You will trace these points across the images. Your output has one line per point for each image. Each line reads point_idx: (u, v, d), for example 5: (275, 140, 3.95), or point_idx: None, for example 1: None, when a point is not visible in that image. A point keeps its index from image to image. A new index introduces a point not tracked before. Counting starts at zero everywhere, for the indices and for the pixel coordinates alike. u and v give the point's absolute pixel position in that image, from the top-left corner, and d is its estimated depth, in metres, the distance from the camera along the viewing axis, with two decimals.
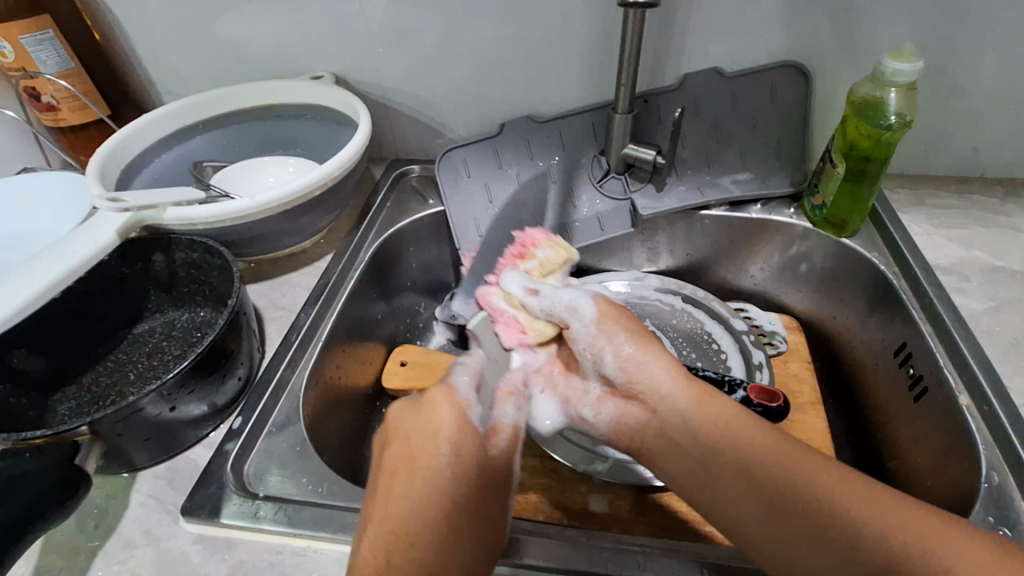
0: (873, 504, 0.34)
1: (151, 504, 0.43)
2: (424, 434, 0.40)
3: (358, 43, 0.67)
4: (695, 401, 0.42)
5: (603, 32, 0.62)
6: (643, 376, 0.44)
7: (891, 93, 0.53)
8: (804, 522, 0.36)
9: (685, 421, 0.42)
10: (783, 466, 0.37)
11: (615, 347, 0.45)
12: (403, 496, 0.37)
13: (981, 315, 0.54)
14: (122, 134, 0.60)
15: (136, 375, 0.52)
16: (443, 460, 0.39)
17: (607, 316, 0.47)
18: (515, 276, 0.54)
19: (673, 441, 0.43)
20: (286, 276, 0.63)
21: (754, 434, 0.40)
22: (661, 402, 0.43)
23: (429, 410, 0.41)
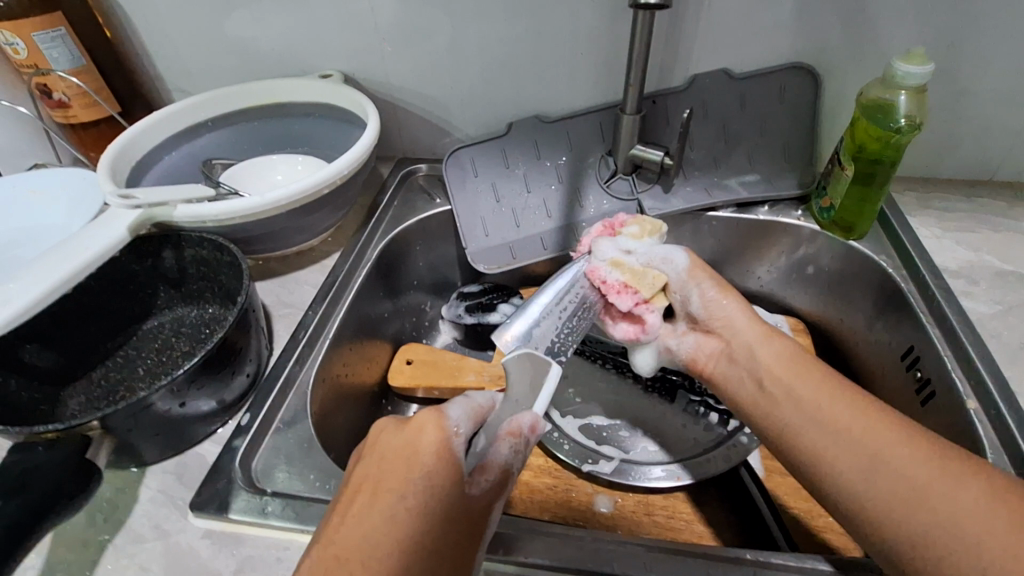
0: (911, 450, 0.36)
1: (160, 499, 0.43)
2: (406, 456, 0.38)
3: (367, 41, 0.67)
4: (762, 336, 0.46)
5: (612, 33, 0.62)
6: (731, 312, 0.48)
7: (901, 95, 0.52)
8: (863, 467, 0.37)
9: (750, 351, 0.46)
10: (827, 408, 0.40)
11: (703, 289, 0.49)
12: (365, 513, 0.35)
13: (989, 319, 0.54)
14: (133, 131, 0.61)
15: (145, 371, 0.53)
16: (418, 483, 0.36)
17: (697, 266, 0.50)
18: (606, 243, 0.52)
19: (736, 368, 0.47)
20: (294, 273, 0.63)
21: (808, 377, 0.42)
22: (737, 335, 0.47)
23: (414, 430, 0.39)
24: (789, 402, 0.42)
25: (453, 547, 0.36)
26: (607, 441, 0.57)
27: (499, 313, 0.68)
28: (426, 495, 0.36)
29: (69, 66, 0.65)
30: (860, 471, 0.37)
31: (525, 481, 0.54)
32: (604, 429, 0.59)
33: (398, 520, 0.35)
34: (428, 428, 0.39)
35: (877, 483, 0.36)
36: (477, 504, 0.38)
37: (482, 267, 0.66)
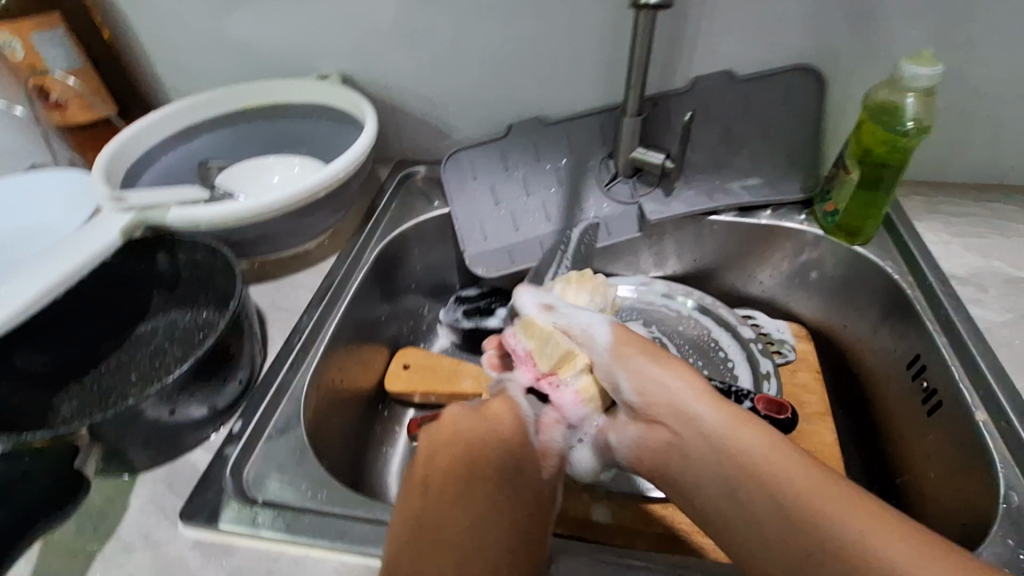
0: (901, 549, 0.31)
1: (150, 508, 0.42)
2: (486, 435, 0.43)
3: (364, 42, 0.66)
4: (730, 423, 0.39)
5: (613, 34, 0.61)
6: (666, 394, 0.41)
7: (908, 98, 0.51)
8: (833, 561, 0.32)
9: (716, 445, 0.38)
10: (795, 494, 0.34)
11: (631, 370, 0.43)
12: (461, 493, 0.39)
13: (999, 327, 0.53)
14: (128, 133, 0.60)
15: (138, 376, 0.52)
16: (505, 465, 0.42)
17: (623, 341, 0.45)
18: (527, 293, 0.54)
19: (711, 462, 0.38)
20: (290, 277, 0.63)
21: (782, 465, 0.36)
22: (688, 422, 0.40)
23: (493, 416, 0.44)
24: (759, 494, 0.36)
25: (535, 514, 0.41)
26: None
27: (496, 316, 0.68)
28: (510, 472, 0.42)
29: (65, 67, 0.64)
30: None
31: None
32: None
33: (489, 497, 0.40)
34: (503, 412, 0.44)
35: None
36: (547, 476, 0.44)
37: (480, 270, 0.66)
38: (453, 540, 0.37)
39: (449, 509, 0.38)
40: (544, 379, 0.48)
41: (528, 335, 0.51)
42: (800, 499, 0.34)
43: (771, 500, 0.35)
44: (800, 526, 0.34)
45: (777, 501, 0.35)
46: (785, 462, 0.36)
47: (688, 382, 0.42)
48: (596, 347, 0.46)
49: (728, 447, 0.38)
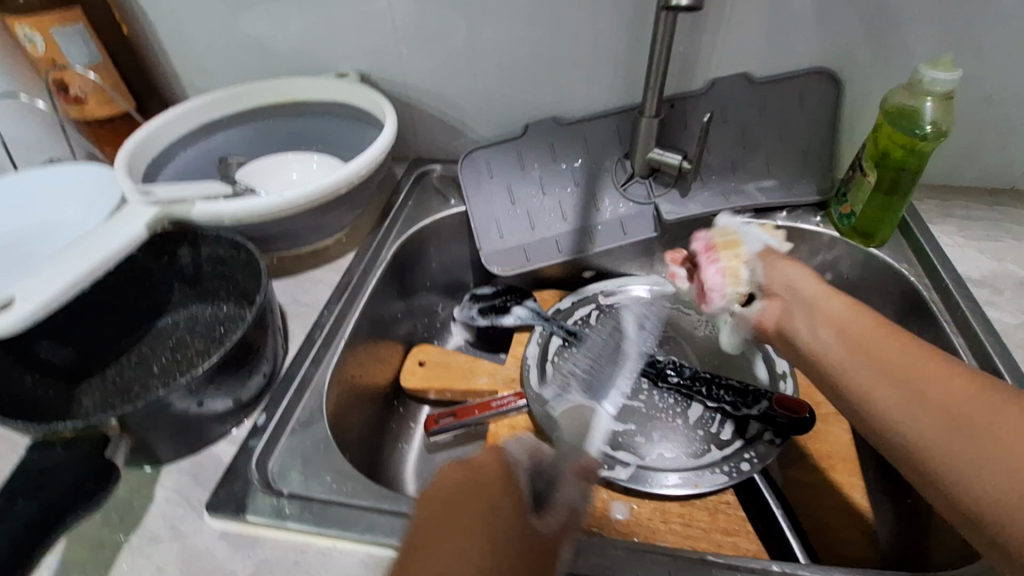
0: (948, 377, 0.36)
1: (176, 500, 0.43)
2: (466, 493, 0.37)
3: (384, 41, 0.67)
4: (828, 295, 0.46)
5: (632, 36, 0.62)
6: (806, 287, 0.48)
7: (928, 102, 0.52)
8: (886, 386, 0.38)
9: (811, 307, 0.47)
10: (870, 339, 0.42)
11: (768, 265, 0.51)
12: (438, 553, 0.34)
13: (1014, 329, 0.53)
14: (150, 127, 0.61)
15: (160, 369, 0.52)
16: (488, 513, 0.36)
17: (774, 254, 0.52)
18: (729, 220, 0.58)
19: (808, 317, 0.46)
20: (308, 273, 0.63)
21: (858, 322, 0.43)
22: (804, 300, 0.47)
23: (478, 464, 0.40)
24: (832, 335, 0.44)
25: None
26: (622, 446, 0.55)
27: (512, 314, 0.68)
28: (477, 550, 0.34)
29: (85, 62, 0.65)
30: (897, 401, 0.38)
31: None
32: (620, 434, 0.56)
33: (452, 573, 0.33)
34: (489, 465, 0.40)
35: (913, 412, 0.36)
36: (545, 545, 0.37)
37: (495, 268, 0.66)
38: None
39: (434, 561, 0.33)
40: (704, 255, 0.55)
41: (721, 237, 0.55)
42: (890, 360, 0.39)
43: (854, 352, 0.42)
44: (888, 378, 0.39)
45: (866, 354, 0.41)
46: (873, 328, 0.42)
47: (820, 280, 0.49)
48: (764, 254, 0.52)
49: (839, 321, 0.44)
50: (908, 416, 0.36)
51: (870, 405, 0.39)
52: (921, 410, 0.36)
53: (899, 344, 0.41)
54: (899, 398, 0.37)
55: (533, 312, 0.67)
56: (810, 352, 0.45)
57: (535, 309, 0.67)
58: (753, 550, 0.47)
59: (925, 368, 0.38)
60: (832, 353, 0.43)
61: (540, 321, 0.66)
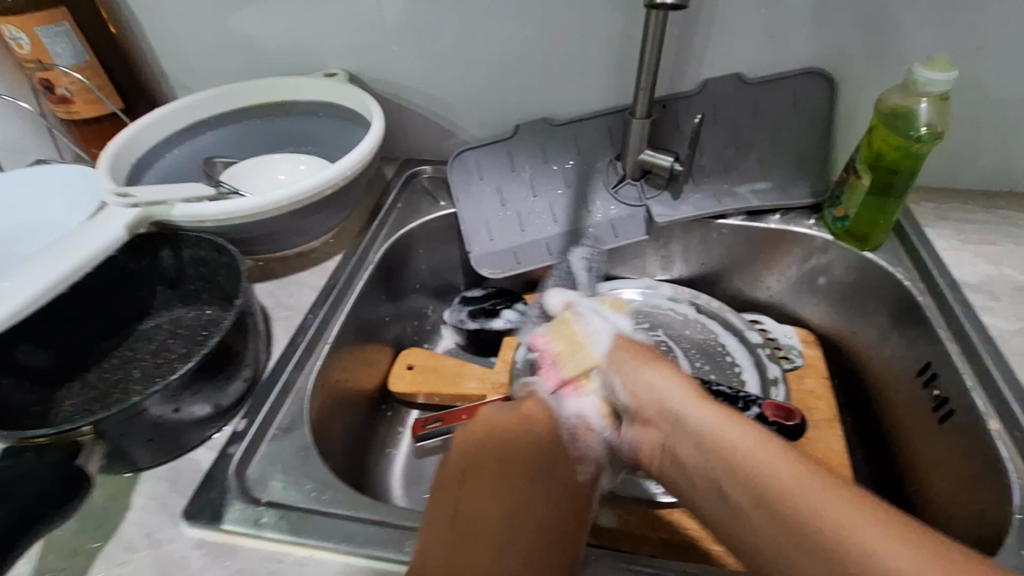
0: (867, 525, 0.28)
1: (152, 506, 0.42)
2: (522, 436, 0.42)
3: (373, 41, 0.66)
4: (718, 419, 0.37)
5: (624, 35, 0.61)
6: (653, 394, 0.41)
7: (922, 103, 0.51)
8: (788, 538, 0.30)
9: (685, 427, 0.38)
10: (747, 465, 0.33)
11: (624, 376, 0.43)
12: (488, 493, 0.39)
13: (1011, 335, 0.52)
14: (134, 128, 0.60)
15: (141, 373, 0.51)
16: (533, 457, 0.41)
17: (620, 347, 0.46)
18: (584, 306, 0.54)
19: (682, 445, 0.37)
20: (295, 275, 0.62)
21: (736, 440, 0.35)
22: (694, 429, 0.37)
23: (523, 412, 0.44)
24: (701, 461, 0.36)
25: (569, 535, 0.38)
26: None
27: (502, 318, 0.67)
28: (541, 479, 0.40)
29: (71, 62, 0.64)
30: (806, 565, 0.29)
31: None
32: None
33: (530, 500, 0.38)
34: (539, 410, 0.44)
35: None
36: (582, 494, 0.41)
37: (485, 271, 0.65)
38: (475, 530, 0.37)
39: (482, 500, 0.38)
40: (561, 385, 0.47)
41: (562, 340, 0.50)
42: (812, 518, 0.30)
43: (737, 486, 0.34)
44: (812, 550, 0.29)
45: (723, 477, 0.34)
46: (763, 449, 0.34)
47: (652, 364, 0.43)
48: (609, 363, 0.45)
49: (715, 437, 0.36)
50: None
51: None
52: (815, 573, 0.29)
53: (806, 481, 0.31)
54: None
55: (523, 314, 0.67)
56: (701, 488, 0.36)
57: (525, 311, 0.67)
58: None
59: (834, 509, 0.30)
60: (709, 487, 0.35)
61: (530, 324, 0.66)
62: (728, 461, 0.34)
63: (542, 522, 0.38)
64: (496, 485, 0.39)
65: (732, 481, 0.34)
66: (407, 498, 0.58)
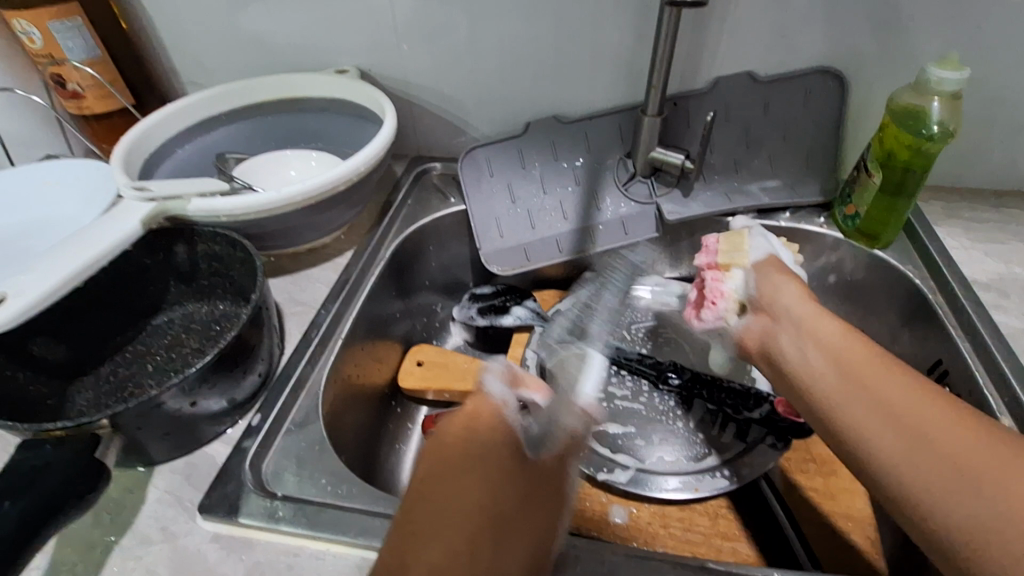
0: (949, 417, 0.35)
1: (168, 500, 0.42)
2: (467, 435, 0.38)
3: (385, 37, 0.66)
4: (837, 329, 0.44)
5: (636, 33, 0.61)
6: (787, 297, 0.48)
7: (934, 102, 0.51)
8: (872, 414, 0.38)
9: (805, 328, 0.45)
10: (856, 364, 0.41)
11: (764, 276, 0.50)
12: (439, 497, 0.34)
13: (1021, 333, 0.52)
14: (147, 123, 0.60)
15: (154, 368, 0.51)
16: (486, 450, 0.37)
17: (775, 266, 0.51)
18: (760, 242, 0.54)
19: (796, 342, 0.45)
20: (305, 271, 0.62)
21: (850, 346, 0.43)
22: (801, 324, 0.46)
23: (472, 411, 0.40)
24: (812, 353, 0.44)
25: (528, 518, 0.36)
26: (622, 449, 0.55)
27: (512, 314, 0.67)
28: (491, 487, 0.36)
29: (83, 57, 0.64)
30: (887, 434, 0.37)
31: None
32: (619, 437, 0.56)
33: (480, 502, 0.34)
34: (485, 411, 0.40)
35: (896, 441, 0.36)
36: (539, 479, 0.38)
37: (495, 268, 0.65)
38: (428, 541, 0.32)
39: (438, 503, 0.34)
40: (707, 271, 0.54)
41: (729, 243, 0.54)
42: (880, 391, 0.39)
43: (839, 377, 0.41)
44: (876, 410, 0.38)
45: (833, 368, 0.42)
46: (866, 355, 0.42)
47: (799, 278, 0.50)
48: (757, 265, 0.52)
49: (812, 332, 0.45)
50: (893, 447, 0.36)
51: (856, 434, 0.38)
52: (894, 437, 0.36)
53: (882, 367, 0.40)
54: (886, 429, 0.37)
55: (533, 312, 0.66)
56: (804, 375, 0.44)
57: (534, 310, 0.67)
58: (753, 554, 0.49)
59: (920, 404, 0.37)
60: (813, 371, 0.43)
61: (539, 321, 0.65)
62: (818, 348, 0.44)
63: (492, 528, 0.34)
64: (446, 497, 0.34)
65: (819, 360, 0.43)
66: None
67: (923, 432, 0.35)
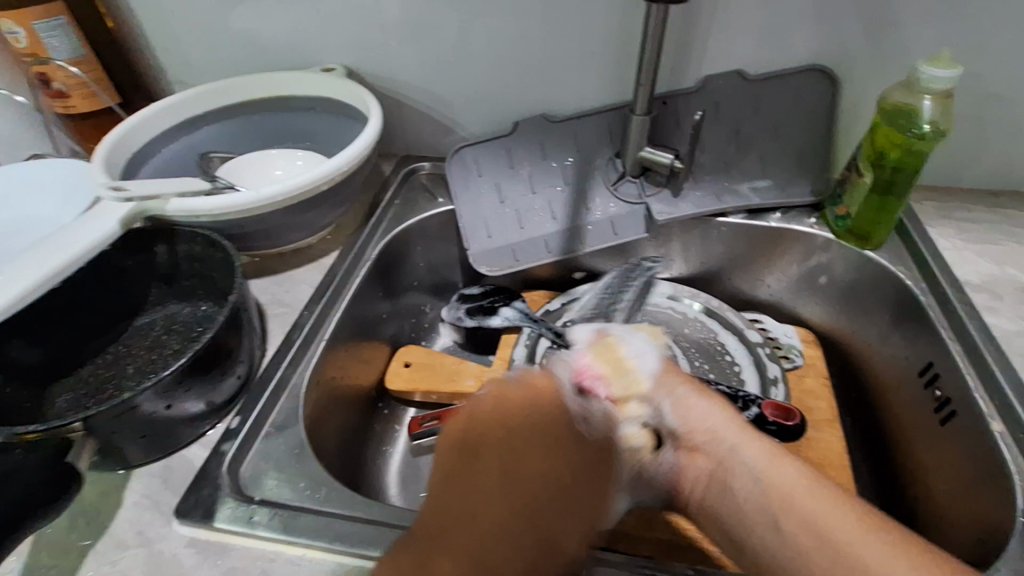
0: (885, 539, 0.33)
1: (144, 504, 0.42)
2: (527, 411, 0.42)
3: (372, 36, 0.65)
4: (766, 452, 0.40)
5: (624, 30, 0.60)
6: (698, 414, 0.44)
7: (926, 100, 0.50)
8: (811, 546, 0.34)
9: (736, 454, 0.40)
10: (788, 487, 0.37)
11: (676, 400, 0.44)
12: (497, 464, 0.39)
13: (1013, 335, 0.51)
14: (131, 122, 0.59)
15: (134, 370, 0.51)
16: (540, 429, 0.41)
17: (669, 371, 0.46)
18: (642, 344, 0.48)
19: (723, 477, 0.40)
20: (291, 272, 0.62)
21: (778, 470, 0.38)
22: (737, 458, 0.40)
23: (533, 389, 0.43)
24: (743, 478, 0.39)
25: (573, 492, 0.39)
26: None
27: (500, 316, 0.67)
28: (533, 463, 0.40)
29: (68, 56, 0.64)
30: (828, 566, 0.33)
31: None
32: None
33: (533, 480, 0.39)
34: (548, 390, 0.43)
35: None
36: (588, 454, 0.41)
37: (483, 269, 0.65)
38: (487, 499, 0.38)
39: (495, 464, 0.39)
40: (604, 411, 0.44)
41: (608, 358, 0.46)
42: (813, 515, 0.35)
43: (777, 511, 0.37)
44: (815, 542, 0.34)
45: (765, 500, 0.37)
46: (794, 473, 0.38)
47: (700, 387, 0.45)
48: (658, 381, 0.45)
49: (718, 433, 0.42)
50: (801, 550, 0.34)
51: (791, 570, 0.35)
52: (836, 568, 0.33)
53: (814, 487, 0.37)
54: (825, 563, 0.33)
55: (521, 314, 0.66)
56: (742, 513, 0.38)
57: (523, 311, 0.66)
58: None
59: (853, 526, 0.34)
60: (744, 507, 0.38)
61: (528, 323, 0.65)
62: (739, 469, 0.40)
63: (544, 494, 0.38)
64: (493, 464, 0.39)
65: (738, 479, 0.39)
66: (404, 500, 0.58)
67: (812, 521, 0.35)
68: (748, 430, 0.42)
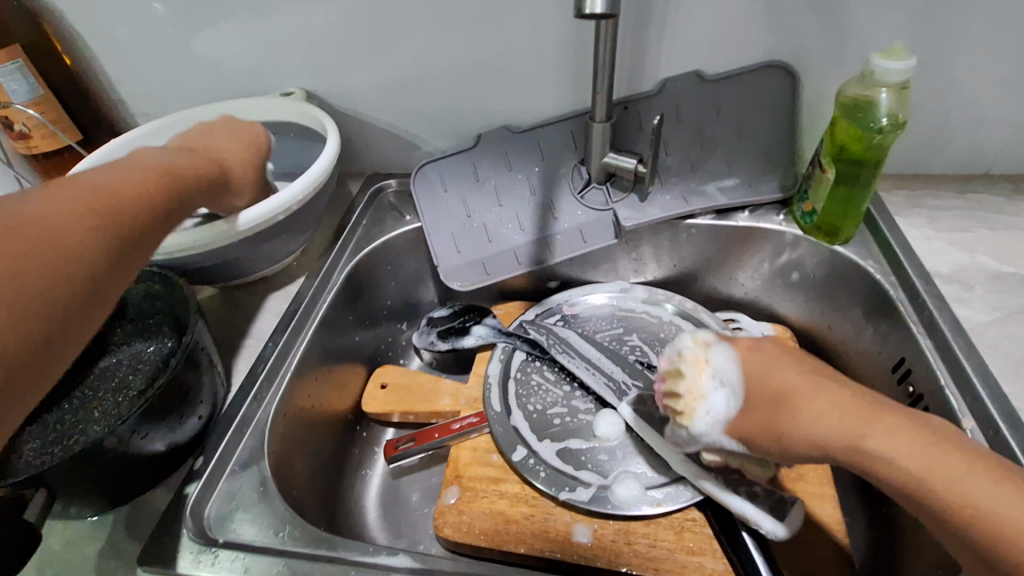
0: (977, 487, 0.33)
1: (110, 553, 0.42)
2: (117, 200, 0.36)
3: (327, 58, 0.65)
4: (837, 417, 0.37)
5: (577, 37, 0.59)
6: (800, 433, 0.37)
7: (883, 93, 0.49)
8: (921, 508, 0.34)
9: (815, 437, 0.37)
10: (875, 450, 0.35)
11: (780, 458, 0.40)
12: (114, 176, 0.38)
13: (985, 327, 0.51)
14: (89, 160, 0.58)
15: (99, 413, 0.47)
16: (131, 206, 0.37)
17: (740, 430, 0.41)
18: (708, 421, 0.42)
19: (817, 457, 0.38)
20: (258, 301, 0.62)
21: (859, 429, 0.36)
22: (808, 436, 0.37)
23: (125, 161, 0.40)
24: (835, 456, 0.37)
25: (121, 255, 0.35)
26: (586, 465, 0.54)
27: (472, 334, 0.66)
28: (243, 160, 0.51)
29: (26, 99, 0.62)
30: (940, 521, 0.34)
31: (501, 511, 0.51)
32: (583, 453, 0.54)
33: (137, 164, 0.40)
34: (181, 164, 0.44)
35: (961, 535, 0.33)
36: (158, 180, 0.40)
37: (455, 285, 0.65)
38: (173, 190, 0.41)
39: (112, 176, 0.37)
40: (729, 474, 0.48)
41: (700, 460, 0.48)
42: (913, 478, 0.34)
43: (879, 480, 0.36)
44: (920, 505, 0.34)
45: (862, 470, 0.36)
46: (872, 428, 0.36)
47: (776, 440, 0.39)
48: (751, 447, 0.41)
49: (825, 448, 0.37)
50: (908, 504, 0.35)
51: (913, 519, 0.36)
52: (947, 525, 0.33)
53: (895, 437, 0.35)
54: (941, 522, 0.34)
55: (493, 329, 0.66)
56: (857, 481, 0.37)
57: (495, 326, 0.66)
58: (718, 571, 0.46)
59: (954, 481, 0.33)
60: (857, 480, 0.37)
61: (501, 338, 0.64)
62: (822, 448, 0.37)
63: (122, 214, 0.36)
64: (173, 209, 0.41)
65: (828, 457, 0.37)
66: (384, 520, 0.59)
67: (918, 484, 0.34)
68: (863, 410, 0.37)
